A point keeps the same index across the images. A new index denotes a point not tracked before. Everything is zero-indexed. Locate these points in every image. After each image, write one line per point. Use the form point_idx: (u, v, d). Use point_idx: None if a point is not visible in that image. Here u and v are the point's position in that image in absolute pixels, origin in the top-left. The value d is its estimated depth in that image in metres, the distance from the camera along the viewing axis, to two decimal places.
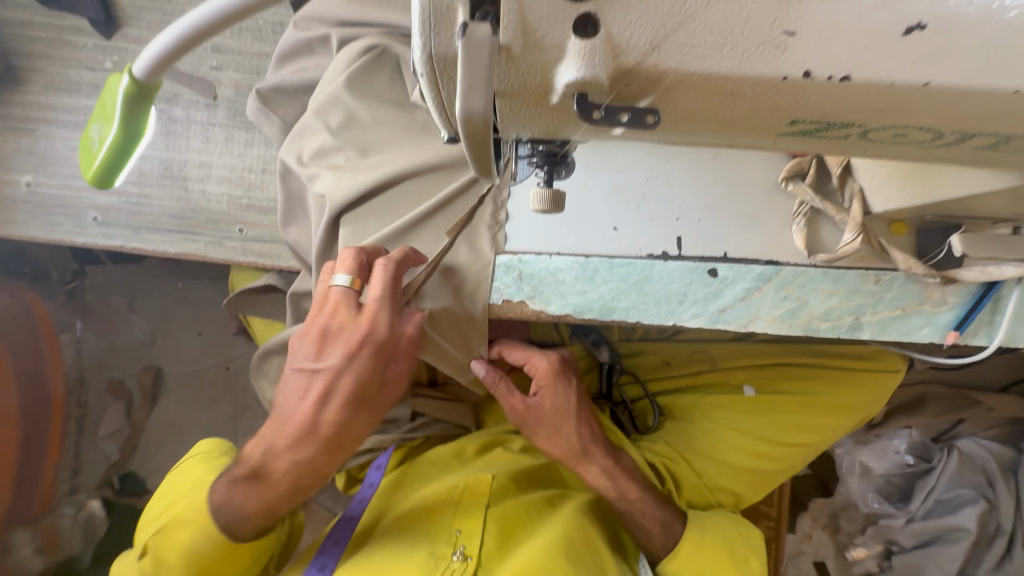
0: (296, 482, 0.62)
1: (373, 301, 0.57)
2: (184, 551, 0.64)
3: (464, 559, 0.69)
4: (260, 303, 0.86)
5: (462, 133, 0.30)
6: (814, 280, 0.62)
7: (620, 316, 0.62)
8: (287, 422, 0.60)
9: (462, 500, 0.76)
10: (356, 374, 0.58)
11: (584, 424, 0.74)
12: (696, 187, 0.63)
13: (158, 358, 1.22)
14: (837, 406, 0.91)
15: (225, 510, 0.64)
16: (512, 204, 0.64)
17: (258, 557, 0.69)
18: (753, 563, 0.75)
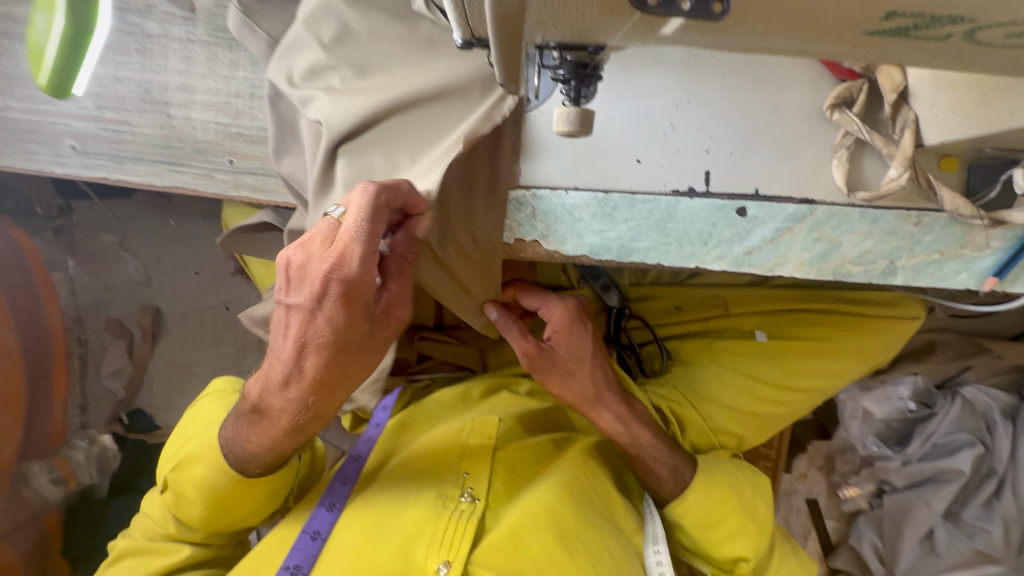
0: (292, 423, 0.61)
1: (347, 236, 0.50)
2: (200, 485, 0.65)
3: (473, 502, 0.70)
4: (257, 243, 0.83)
5: (491, 24, 0.27)
6: (850, 222, 0.57)
7: (639, 258, 0.59)
8: (277, 362, 0.58)
9: (470, 442, 0.76)
10: (336, 315, 0.53)
11: (598, 369, 0.74)
12: (729, 116, 0.57)
13: (156, 298, 1.19)
14: (850, 353, 0.90)
15: (235, 446, 0.65)
16: (528, 133, 0.58)
17: (278, 489, 0.69)
18: (757, 507, 0.77)
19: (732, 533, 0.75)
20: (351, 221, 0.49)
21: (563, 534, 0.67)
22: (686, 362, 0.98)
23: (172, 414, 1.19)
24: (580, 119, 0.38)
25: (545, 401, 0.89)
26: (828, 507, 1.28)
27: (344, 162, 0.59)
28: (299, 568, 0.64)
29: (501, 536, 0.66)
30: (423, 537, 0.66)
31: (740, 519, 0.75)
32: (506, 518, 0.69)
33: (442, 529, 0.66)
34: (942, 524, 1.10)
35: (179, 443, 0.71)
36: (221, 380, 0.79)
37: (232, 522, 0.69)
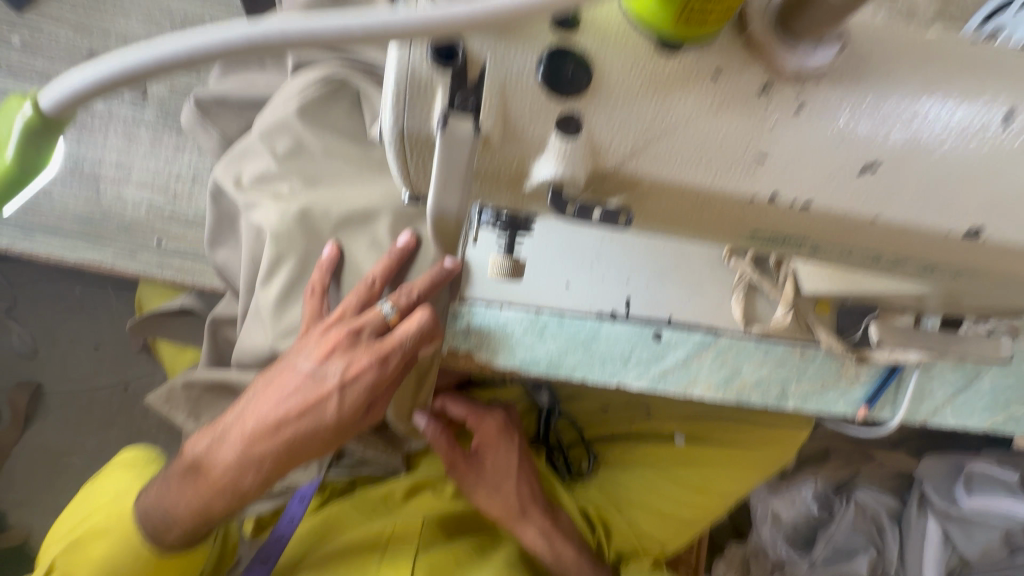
0: (239, 496, 0.58)
1: (398, 340, 0.56)
2: (96, 569, 0.59)
3: None
4: (173, 325, 0.80)
5: (431, 226, 0.31)
6: (747, 351, 0.66)
7: (566, 372, 0.63)
8: (258, 422, 0.56)
9: (388, 552, 0.73)
10: (351, 400, 0.58)
11: (522, 483, 0.75)
12: (646, 252, 0.65)
13: (39, 374, 1.06)
14: (759, 459, 0.95)
15: (156, 509, 0.59)
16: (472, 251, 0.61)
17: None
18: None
19: None
20: (410, 324, 0.56)
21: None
22: (614, 462, 1.01)
23: (31, 511, 1.01)
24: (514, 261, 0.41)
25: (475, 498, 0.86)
26: None
27: (284, 273, 0.59)
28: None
29: None
30: None
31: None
32: None
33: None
34: None
35: (76, 517, 0.64)
36: (136, 450, 0.72)
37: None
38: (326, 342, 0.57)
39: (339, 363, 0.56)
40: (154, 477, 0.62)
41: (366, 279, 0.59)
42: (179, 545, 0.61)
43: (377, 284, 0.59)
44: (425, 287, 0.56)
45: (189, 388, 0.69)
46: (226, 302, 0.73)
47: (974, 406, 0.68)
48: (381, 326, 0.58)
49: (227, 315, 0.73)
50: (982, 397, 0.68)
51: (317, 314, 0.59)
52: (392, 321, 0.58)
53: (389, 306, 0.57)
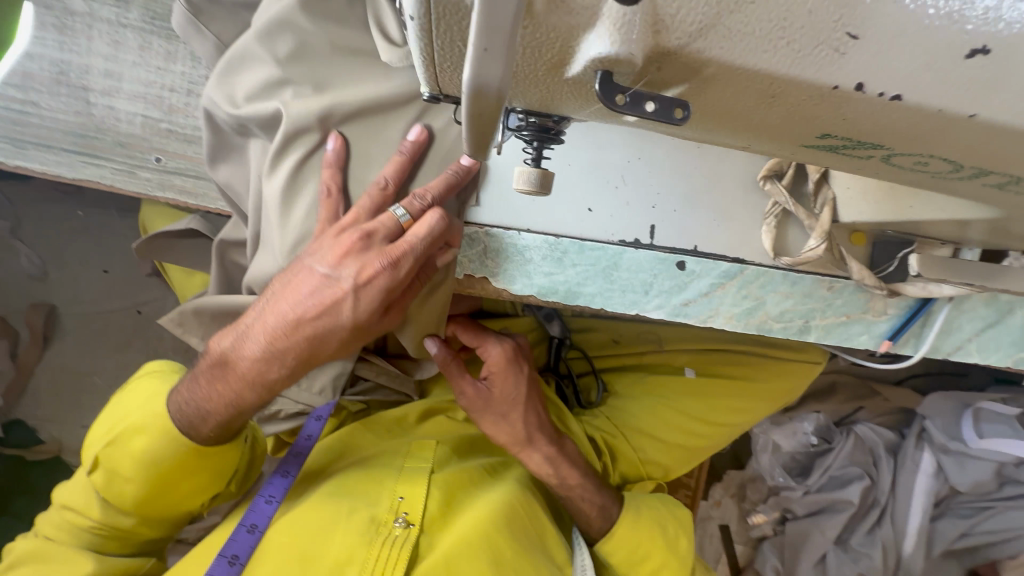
0: (266, 390, 0.59)
1: (409, 243, 0.54)
2: (140, 460, 0.61)
3: (407, 527, 0.67)
4: (180, 249, 0.79)
5: (465, 109, 0.27)
6: (774, 282, 0.63)
7: (585, 301, 0.61)
8: (278, 322, 0.56)
9: (404, 467, 0.74)
10: (366, 303, 0.56)
11: (530, 413, 0.76)
12: (676, 176, 0.60)
13: (51, 296, 1.06)
14: (767, 392, 0.96)
15: (186, 405, 0.61)
16: (489, 172, 0.59)
17: (221, 474, 0.66)
18: (681, 545, 0.81)
19: (655, 568, 0.78)
20: (418, 230, 0.53)
21: (496, 563, 0.66)
22: (622, 393, 1.03)
23: (59, 426, 1.05)
24: (538, 173, 0.38)
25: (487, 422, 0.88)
26: (738, 532, 1.37)
27: (303, 188, 0.59)
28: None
29: (435, 565, 0.63)
30: (351, 567, 0.62)
31: (667, 553, 0.79)
32: (440, 545, 0.66)
33: (374, 556, 0.63)
34: (834, 549, 1.22)
35: (112, 416, 0.64)
36: (163, 360, 0.72)
37: (169, 504, 0.65)
38: (339, 245, 0.54)
39: (353, 267, 0.54)
40: (184, 376, 0.63)
41: (380, 181, 0.56)
42: (214, 439, 0.62)
43: (390, 186, 0.56)
44: (439, 189, 0.55)
45: (200, 311, 0.68)
46: (233, 224, 0.71)
47: (1000, 342, 0.67)
48: (395, 230, 0.55)
49: (234, 238, 0.71)
50: (1010, 333, 0.66)
51: (333, 215, 0.57)
52: (406, 226, 0.55)
53: (402, 210, 0.55)
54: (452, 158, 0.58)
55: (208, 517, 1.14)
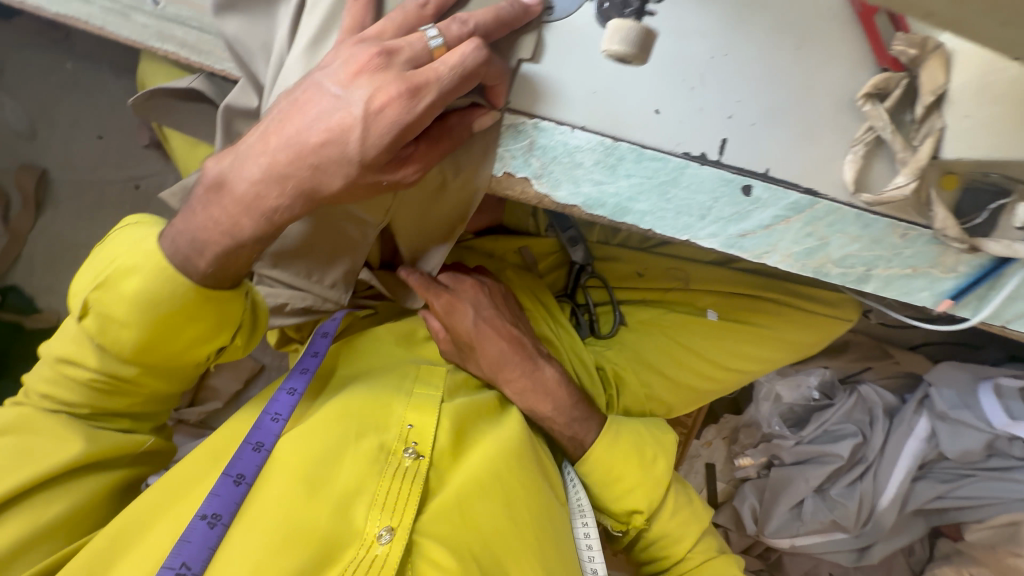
0: (267, 223, 0.53)
1: (435, 72, 0.45)
2: (135, 304, 0.56)
3: (417, 458, 0.64)
4: (184, 114, 0.72)
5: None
6: (844, 222, 0.56)
7: (633, 220, 0.54)
8: (283, 145, 0.49)
9: (415, 392, 0.70)
10: (377, 138, 0.47)
11: (484, 354, 0.76)
12: (763, 82, 0.52)
13: (43, 159, 0.99)
14: (787, 342, 0.94)
15: (183, 237, 0.56)
16: (542, 48, 0.50)
17: (224, 325, 0.61)
18: (658, 467, 0.80)
19: (630, 486, 0.78)
20: (450, 55, 0.45)
21: (507, 501, 0.65)
22: (636, 328, 0.98)
23: (56, 298, 1.01)
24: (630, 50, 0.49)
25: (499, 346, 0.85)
26: (722, 471, 1.42)
27: (324, 10, 0.53)
28: (186, 569, 0.53)
29: (447, 504, 0.62)
30: (359, 498, 0.60)
31: (647, 472, 0.79)
32: (451, 482, 0.65)
33: (384, 488, 0.61)
34: (813, 497, 1.25)
35: (100, 261, 0.58)
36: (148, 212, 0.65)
37: (171, 353, 0.60)
38: (356, 60, 0.46)
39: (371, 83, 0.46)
40: (178, 213, 0.58)
41: (418, 0, 0.49)
42: (214, 278, 0.57)
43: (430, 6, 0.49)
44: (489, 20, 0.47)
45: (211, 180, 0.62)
46: (240, 91, 0.63)
47: None
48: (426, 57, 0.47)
49: (243, 106, 0.63)
50: None
51: (355, 27, 0.50)
52: (437, 53, 0.47)
53: (436, 35, 0.47)
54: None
55: (209, 402, 1.15)
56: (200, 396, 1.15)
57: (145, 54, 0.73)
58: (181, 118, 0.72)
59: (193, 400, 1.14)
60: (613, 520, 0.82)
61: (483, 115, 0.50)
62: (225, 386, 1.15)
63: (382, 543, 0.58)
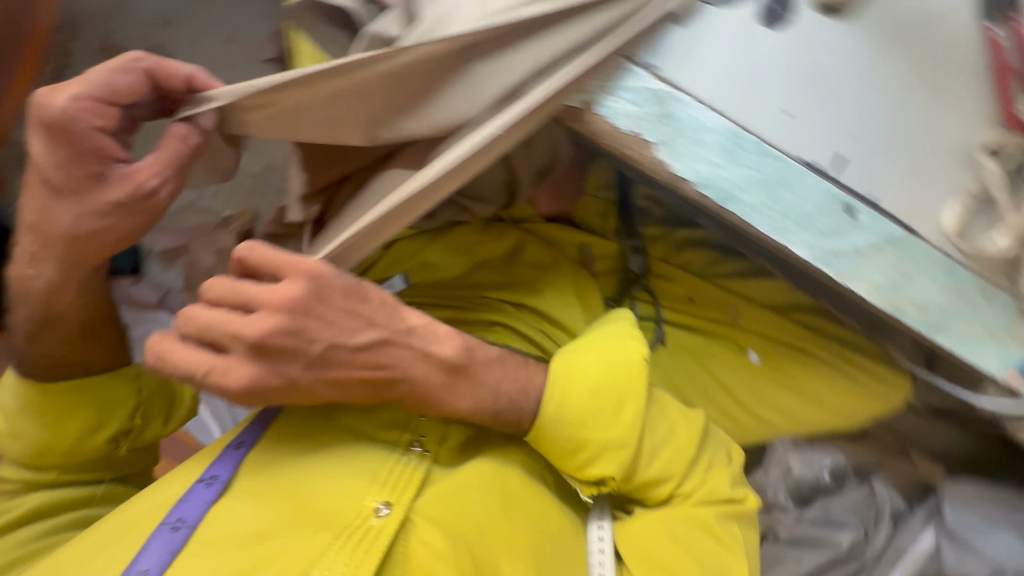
0: (48, 293, 0.67)
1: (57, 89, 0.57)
2: (22, 408, 0.68)
3: (422, 455, 0.60)
4: (321, 33, 0.76)
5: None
6: (931, 266, 0.58)
7: (737, 208, 0.56)
8: (75, 239, 0.63)
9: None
10: (82, 172, 0.59)
11: (350, 383, 0.56)
12: (888, 116, 0.55)
13: (171, 44, 1.07)
14: (828, 406, 0.90)
15: (25, 344, 0.69)
16: (689, 23, 0.54)
17: (111, 405, 0.71)
18: (625, 413, 0.60)
19: (595, 452, 0.59)
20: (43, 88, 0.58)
21: (506, 503, 0.60)
22: (675, 352, 0.96)
23: None
24: (772, 14, 0.53)
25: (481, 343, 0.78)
26: None
27: None
28: (181, 523, 0.53)
29: (447, 503, 0.57)
30: (361, 479, 0.57)
31: (606, 405, 0.60)
32: (452, 479, 0.60)
33: (385, 469, 0.58)
34: None
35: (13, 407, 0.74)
36: None
37: (72, 453, 0.69)
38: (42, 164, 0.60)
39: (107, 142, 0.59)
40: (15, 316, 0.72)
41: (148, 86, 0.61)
42: (50, 356, 0.69)
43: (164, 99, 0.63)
44: (165, 75, 0.60)
45: None
46: (388, 20, 0.68)
47: None
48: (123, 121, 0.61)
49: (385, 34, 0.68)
50: None
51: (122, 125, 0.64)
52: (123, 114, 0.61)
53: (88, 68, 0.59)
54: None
55: None
56: None
57: None
58: (317, 36, 0.76)
59: None
60: (581, 482, 0.61)
61: (626, 66, 0.55)
62: None
63: (379, 517, 0.54)
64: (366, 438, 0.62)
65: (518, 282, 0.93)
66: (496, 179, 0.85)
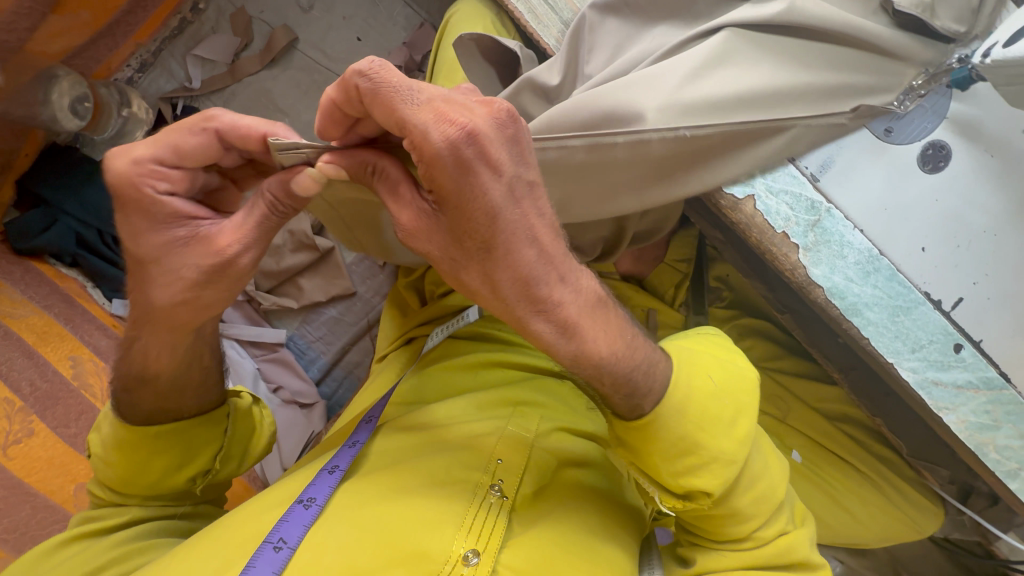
0: (140, 358, 0.56)
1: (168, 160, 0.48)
2: (108, 439, 0.58)
3: (504, 498, 0.55)
4: (474, 65, 0.76)
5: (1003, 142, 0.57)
6: (1019, 416, 0.61)
7: (859, 323, 0.59)
8: (182, 315, 0.52)
9: (507, 427, 0.63)
10: (181, 241, 0.49)
11: (512, 276, 0.44)
12: (1011, 272, 0.59)
13: (302, 28, 1.15)
14: (859, 521, 0.92)
15: (114, 391, 0.58)
16: (850, 145, 0.59)
17: (195, 448, 0.60)
18: (742, 426, 0.55)
19: (700, 463, 0.54)
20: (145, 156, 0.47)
21: (592, 558, 0.54)
22: None
23: None
24: (929, 159, 0.58)
25: (549, 395, 0.72)
26: None
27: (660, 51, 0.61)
28: (283, 543, 0.49)
29: (534, 553, 0.52)
30: (447, 516, 0.52)
31: (724, 413, 0.55)
32: (537, 528, 0.55)
33: (471, 512, 0.52)
34: None
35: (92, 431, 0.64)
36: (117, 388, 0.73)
37: (158, 488, 0.59)
38: (153, 214, 0.48)
39: (180, 181, 0.49)
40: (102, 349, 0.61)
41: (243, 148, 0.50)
42: (142, 409, 0.57)
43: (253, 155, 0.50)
44: (236, 135, 0.47)
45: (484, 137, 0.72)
46: (548, 67, 0.68)
47: None
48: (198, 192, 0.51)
49: (543, 81, 0.68)
50: None
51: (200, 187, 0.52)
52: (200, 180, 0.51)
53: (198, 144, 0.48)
54: (841, 107, 0.58)
55: (284, 296, 1.15)
56: (281, 287, 1.16)
57: (461, 10, 0.83)
58: (470, 68, 0.75)
59: (273, 288, 1.15)
60: (663, 490, 0.56)
61: (784, 165, 0.59)
62: (310, 293, 1.15)
63: (468, 565, 0.49)
64: (450, 472, 0.56)
65: None
66: (598, 235, 0.84)
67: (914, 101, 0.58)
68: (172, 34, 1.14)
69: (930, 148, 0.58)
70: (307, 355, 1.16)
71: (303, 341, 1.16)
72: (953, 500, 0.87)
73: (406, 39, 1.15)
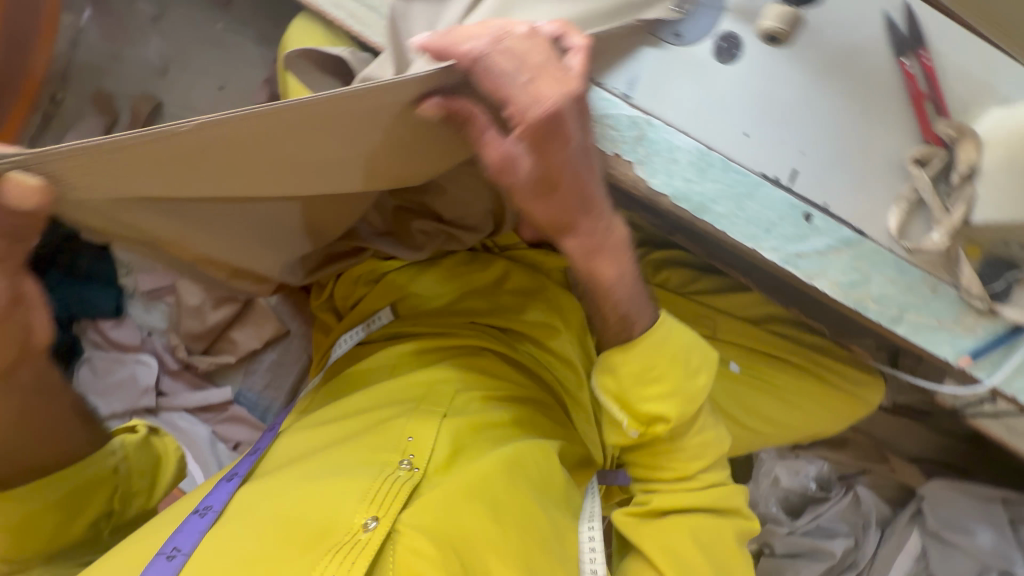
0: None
1: None
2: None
3: (413, 470, 0.59)
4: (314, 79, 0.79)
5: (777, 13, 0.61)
6: (884, 263, 0.64)
7: (711, 219, 0.62)
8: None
9: (416, 407, 0.68)
10: None
11: (544, 210, 0.58)
12: (827, 133, 0.63)
13: (163, 92, 1.16)
14: (806, 413, 0.96)
15: None
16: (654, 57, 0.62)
17: (91, 490, 0.65)
18: (700, 380, 0.68)
19: (661, 396, 0.66)
20: None
21: (496, 506, 0.59)
22: None
23: None
24: (724, 51, 0.62)
25: (464, 370, 0.77)
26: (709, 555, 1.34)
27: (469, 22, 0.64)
28: (177, 551, 0.51)
29: (437, 508, 0.56)
30: (349, 493, 0.55)
31: (684, 361, 0.67)
32: (446, 487, 0.59)
33: (376, 484, 0.56)
34: None
35: None
36: None
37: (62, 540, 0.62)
38: None
39: None
40: None
41: None
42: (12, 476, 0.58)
43: None
44: None
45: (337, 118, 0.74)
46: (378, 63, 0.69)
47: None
48: None
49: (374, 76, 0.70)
50: None
51: None
52: None
53: None
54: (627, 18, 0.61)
55: (220, 353, 1.15)
56: (215, 347, 1.16)
57: (292, 32, 0.86)
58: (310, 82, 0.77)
59: (207, 348, 1.15)
60: (630, 418, 0.67)
61: (593, 89, 0.61)
62: (245, 343, 1.15)
63: (368, 530, 0.52)
64: (360, 461, 0.60)
65: (503, 309, 0.89)
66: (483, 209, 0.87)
67: (691, 4, 0.63)
68: (38, 130, 1.14)
69: (724, 41, 0.62)
70: (260, 405, 1.15)
71: (252, 393, 1.15)
72: (885, 364, 0.90)
73: (268, 75, 1.16)
